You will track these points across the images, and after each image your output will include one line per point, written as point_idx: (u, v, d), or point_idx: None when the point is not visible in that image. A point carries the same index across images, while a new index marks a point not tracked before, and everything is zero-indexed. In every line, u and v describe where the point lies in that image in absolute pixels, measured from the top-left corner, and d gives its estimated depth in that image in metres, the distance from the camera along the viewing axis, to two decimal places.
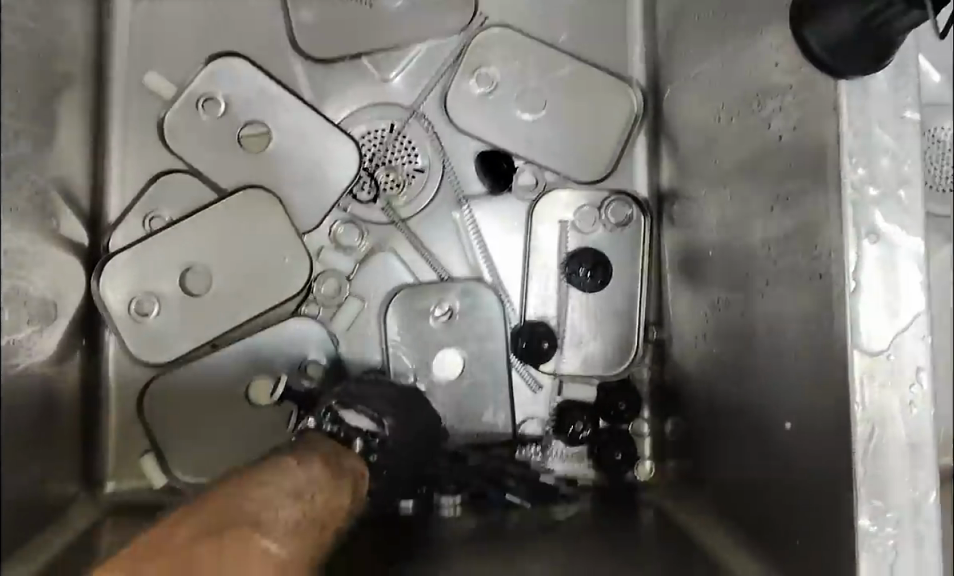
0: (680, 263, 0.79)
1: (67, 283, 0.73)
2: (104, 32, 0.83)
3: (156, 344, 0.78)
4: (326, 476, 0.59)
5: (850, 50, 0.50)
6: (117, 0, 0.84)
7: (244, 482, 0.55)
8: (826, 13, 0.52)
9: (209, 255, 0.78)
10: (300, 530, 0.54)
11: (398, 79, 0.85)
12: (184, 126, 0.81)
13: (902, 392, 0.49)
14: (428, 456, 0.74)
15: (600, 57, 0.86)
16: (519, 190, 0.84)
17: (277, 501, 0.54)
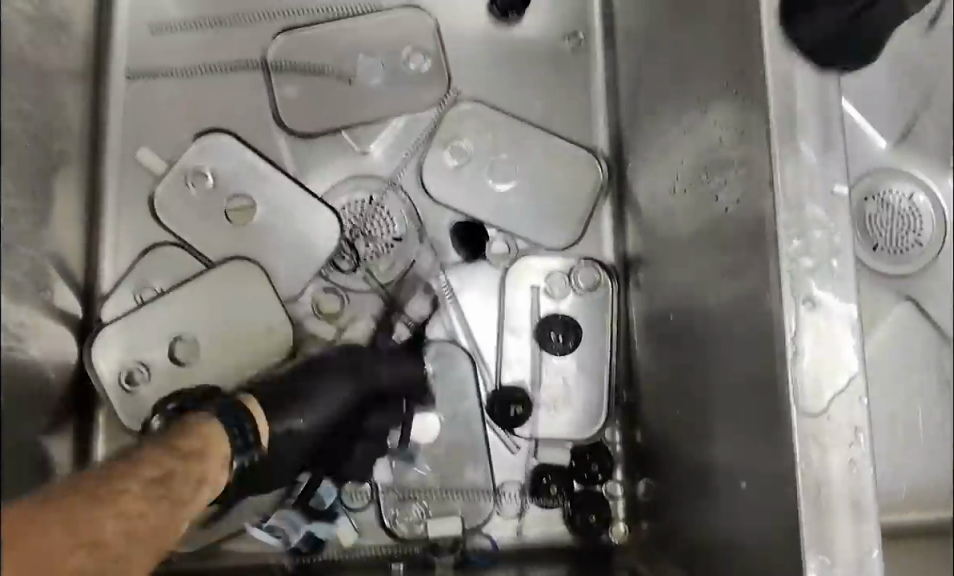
0: (645, 326, 0.82)
1: (56, 353, 0.75)
2: (98, 108, 0.86)
3: (144, 414, 0.80)
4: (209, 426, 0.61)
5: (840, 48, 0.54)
6: (111, 79, 0.87)
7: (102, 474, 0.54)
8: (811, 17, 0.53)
9: (196, 324, 0.81)
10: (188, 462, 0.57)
11: (378, 151, 0.88)
12: (174, 201, 0.84)
13: (843, 452, 0.52)
14: (361, 354, 0.75)
15: (568, 129, 0.90)
16: (493, 258, 0.87)
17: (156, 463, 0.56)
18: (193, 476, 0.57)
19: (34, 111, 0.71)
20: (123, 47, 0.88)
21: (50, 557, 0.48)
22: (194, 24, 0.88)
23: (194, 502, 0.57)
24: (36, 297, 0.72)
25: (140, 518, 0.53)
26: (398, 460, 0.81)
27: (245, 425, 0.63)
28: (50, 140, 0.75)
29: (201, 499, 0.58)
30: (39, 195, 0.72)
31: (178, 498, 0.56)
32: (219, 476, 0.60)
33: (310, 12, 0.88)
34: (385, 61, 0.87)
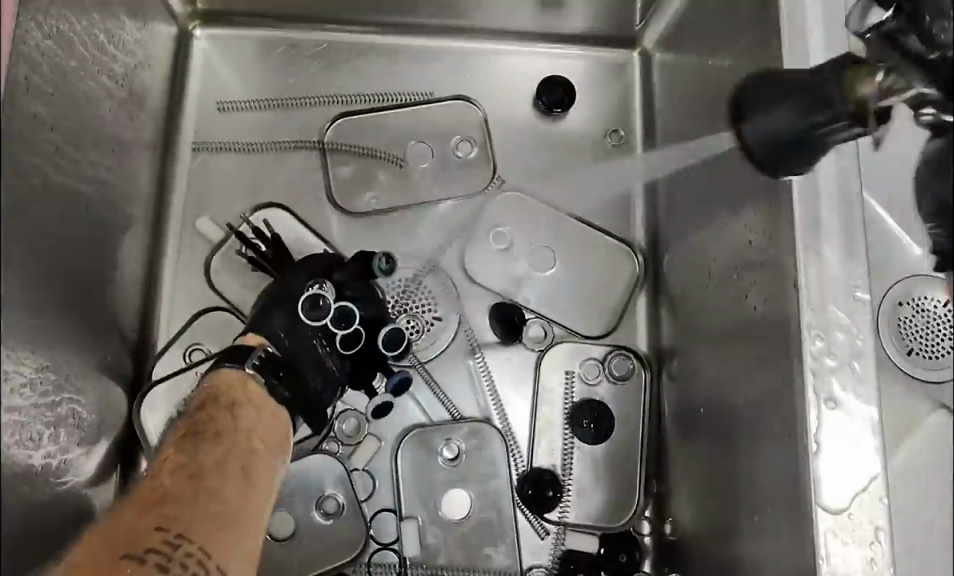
0: (676, 417, 0.83)
1: (109, 409, 0.79)
2: (168, 175, 0.90)
3: None
4: (229, 386, 0.65)
5: (795, 156, 0.50)
6: (179, 149, 0.92)
7: (164, 468, 0.57)
8: (773, 108, 0.49)
9: None
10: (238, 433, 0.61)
11: (423, 233, 0.92)
12: (229, 270, 0.89)
13: (865, 551, 0.52)
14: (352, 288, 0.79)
15: (607, 221, 0.94)
16: (528, 342, 0.89)
17: (208, 439, 0.59)
18: (224, 409, 0.62)
19: (111, 181, 0.77)
20: (193, 118, 0.92)
21: (141, 536, 0.51)
22: (261, 104, 0.93)
23: (245, 425, 0.62)
24: (92, 354, 0.75)
25: (194, 460, 0.57)
26: (428, 536, 0.82)
27: (243, 353, 0.68)
28: (123, 204, 0.80)
29: (250, 417, 0.63)
30: (108, 255, 0.76)
31: (224, 431, 0.60)
32: (253, 394, 0.65)
33: (369, 100, 0.94)
34: (436, 147, 0.93)
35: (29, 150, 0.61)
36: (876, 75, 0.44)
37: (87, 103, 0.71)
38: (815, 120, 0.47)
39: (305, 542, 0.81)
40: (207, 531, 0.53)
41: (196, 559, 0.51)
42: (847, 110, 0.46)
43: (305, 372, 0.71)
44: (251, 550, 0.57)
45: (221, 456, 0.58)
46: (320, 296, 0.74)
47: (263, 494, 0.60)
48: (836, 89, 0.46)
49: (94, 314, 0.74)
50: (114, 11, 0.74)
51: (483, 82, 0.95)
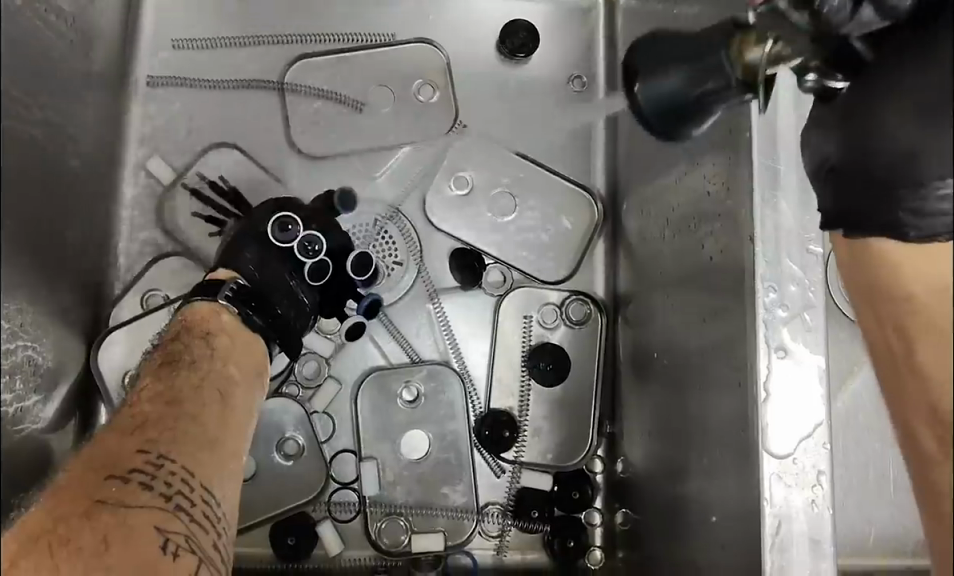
0: (630, 361, 0.86)
1: (65, 354, 0.78)
2: (120, 115, 0.87)
3: None
4: (204, 316, 0.69)
5: (679, 119, 0.45)
6: (132, 88, 0.89)
7: (144, 390, 0.62)
8: (654, 71, 0.44)
9: None
10: (214, 361, 0.66)
11: (383, 177, 0.91)
12: (185, 215, 0.87)
13: (805, 492, 0.55)
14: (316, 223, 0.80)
15: (567, 168, 0.94)
16: (488, 287, 0.90)
17: (183, 365, 0.64)
18: (198, 338, 0.67)
19: (64, 123, 0.74)
20: (147, 55, 0.89)
21: (127, 448, 0.56)
22: (217, 40, 0.90)
23: (219, 354, 0.66)
24: (49, 301, 0.74)
25: (171, 389, 0.61)
26: (388, 476, 0.84)
27: (215, 286, 0.72)
28: (77, 147, 0.77)
29: (224, 345, 0.68)
30: (63, 199, 0.75)
31: (199, 361, 0.65)
32: (226, 322, 0.70)
33: (329, 39, 0.91)
34: (397, 90, 0.91)
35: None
36: (764, 41, 0.41)
37: (37, 44, 0.68)
38: (704, 87, 0.43)
39: (266, 483, 0.82)
40: (187, 452, 0.58)
41: (179, 476, 0.56)
42: (739, 77, 0.43)
43: (273, 300, 0.74)
44: (233, 468, 0.61)
45: (198, 384, 0.63)
46: (289, 220, 0.77)
47: (241, 418, 0.65)
48: (726, 56, 0.43)
49: (50, 259, 0.73)
50: None
51: (446, 25, 0.94)
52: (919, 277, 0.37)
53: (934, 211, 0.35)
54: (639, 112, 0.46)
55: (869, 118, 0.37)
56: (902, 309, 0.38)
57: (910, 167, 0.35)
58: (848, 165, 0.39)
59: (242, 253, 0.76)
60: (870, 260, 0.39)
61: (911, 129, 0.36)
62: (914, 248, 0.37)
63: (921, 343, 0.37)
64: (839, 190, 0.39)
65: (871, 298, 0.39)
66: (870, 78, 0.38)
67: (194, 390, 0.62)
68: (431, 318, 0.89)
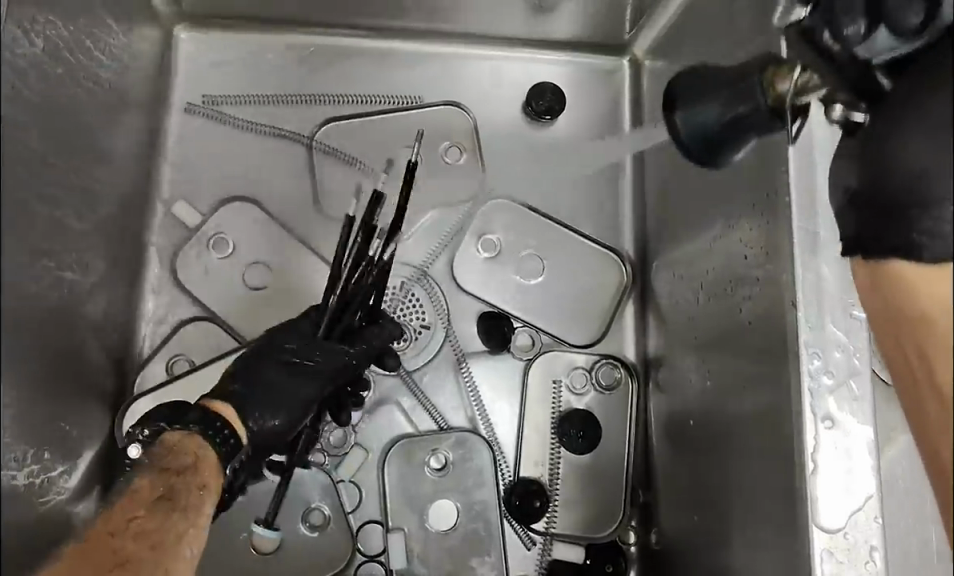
0: (665, 431, 0.83)
1: (89, 420, 0.76)
2: (151, 178, 0.87)
3: None
4: (198, 459, 0.57)
5: (717, 150, 0.47)
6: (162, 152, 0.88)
7: (127, 526, 0.53)
8: (698, 96, 0.47)
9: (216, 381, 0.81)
10: (203, 513, 0.56)
11: (410, 240, 0.90)
12: (207, 277, 0.86)
13: (858, 570, 0.52)
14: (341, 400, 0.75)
15: (594, 230, 0.94)
16: (516, 350, 0.88)
17: (175, 509, 0.55)
18: (193, 481, 0.56)
19: (98, 188, 0.74)
20: (177, 119, 0.89)
21: None
22: (247, 102, 0.90)
23: (208, 508, 0.57)
24: (76, 367, 0.72)
25: (155, 540, 0.53)
26: (414, 547, 0.81)
27: (222, 437, 0.60)
28: (109, 212, 0.77)
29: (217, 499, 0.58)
30: (94, 264, 0.74)
31: (191, 508, 0.55)
32: (216, 475, 0.58)
33: (357, 102, 0.91)
34: (425, 153, 0.91)
35: (13, 160, 0.58)
36: (793, 71, 0.42)
37: (76, 112, 0.69)
38: (738, 112, 0.45)
39: (288, 558, 0.79)
40: None
41: None
42: (772, 100, 0.44)
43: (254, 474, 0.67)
44: None
45: (182, 533, 0.54)
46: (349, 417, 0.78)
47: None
48: (760, 81, 0.44)
49: (77, 324, 0.72)
50: (100, 17, 0.73)
51: (472, 88, 0.94)
52: (932, 299, 0.34)
53: (947, 233, 0.34)
54: (679, 140, 0.48)
55: (884, 150, 0.35)
56: (921, 331, 0.35)
57: (927, 186, 0.34)
58: (869, 191, 0.36)
59: (276, 407, 0.65)
60: (882, 282, 0.36)
61: (926, 146, 0.34)
62: (928, 267, 0.34)
63: (940, 363, 0.35)
64: (860, 216, 0.37)
65: (890, 323, 0.36)
66: (886, 108, 0.36)
67: (178, 546, 0.54)
68: (459, 381, 0.87)
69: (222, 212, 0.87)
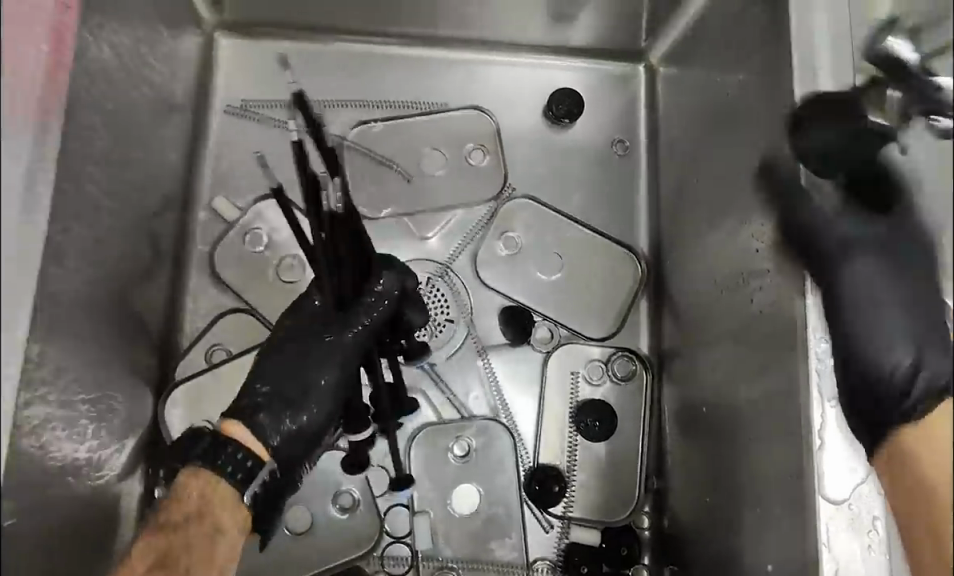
0: (678, 417, 0.88)
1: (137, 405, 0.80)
2: (193, 174, 0.91)
3: None
4: (195, 512, 0.61)
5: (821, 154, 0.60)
6: (203, 151, 0.92)
7: None
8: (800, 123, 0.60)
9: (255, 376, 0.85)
10: (209, 561, 0.61)
11: (435, 237, 0.94)
12: (241, 269, 0.90)
13: (861, 539, 0.56)
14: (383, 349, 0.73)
15: (611, 229, 0.98)
16: (536, 343, 0.93)
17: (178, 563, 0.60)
18: (191, 533, 0.61)
19: (149, 185, 0.79)
20: (216, 119, 0.93)
21: None
22: (282, 104, 0.94)
23: (213, 554, 0.61)
24: (127, 354, 0.76)
25: None
26: (438, 529, 0.85)
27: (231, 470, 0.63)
28: (159, 207, 0.82)
29: (226, 541, 0.62)
30: (144, 257, 0.79)
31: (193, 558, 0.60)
32: (223, 516, 0.62)
33: (387, 105, 0.96)
34: (450, 155, 0.96)
35: (80, 158, 0.63)
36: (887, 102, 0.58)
37: (134, 114, 0.74)
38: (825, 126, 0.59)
39: (320, 537, 0.83)
40: None
41: None
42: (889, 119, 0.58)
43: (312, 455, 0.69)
44: None
45: None
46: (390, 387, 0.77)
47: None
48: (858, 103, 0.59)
49: (129, 314, 0.76)
50: (155, 25, 0.77)
51: (493, 92, 0.99)
52: None
53: None
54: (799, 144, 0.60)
55: None
56: None
57: None
58: None
59: (302, 400, 0.67)
60: None
61: None
62: None
63: None
64: None
65: None
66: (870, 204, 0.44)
67: None
68: (482, 372, 0.91)
69: (255, 208, 0.91)
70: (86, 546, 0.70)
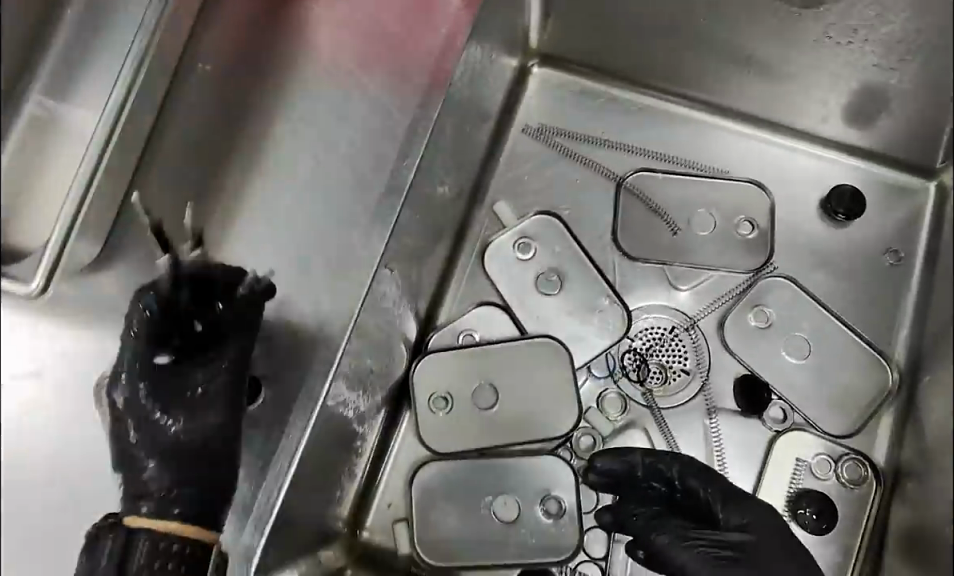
0: (903, 540, 0.84)
1: (397, 361, 0.87)
2: (485, 177, 0.99)
3: (436, 433, 0.89)
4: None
5: None
6: (498, 159, 1.00)
7: None
8: None
9: (497, 374, 0.89)
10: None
11: (688, 292, 0.96)
12: (505, 269, 0.95)
13: None
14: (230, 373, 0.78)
15: (868, 329, 0.95)
16: (766, 421, 0.91)
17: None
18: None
19: (453, 173, 0.86)
20: (514, 135, 1.01)
21: None
22: (571, 134, 1.01)
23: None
24: (401, 312, 0.84)
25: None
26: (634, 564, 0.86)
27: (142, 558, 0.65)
28: (454, 194, 0.89)
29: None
30: (429, 236, 0.86)
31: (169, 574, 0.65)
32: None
33: (669, 159, 1.00)
34: (718, 220, 0.97)
35: None
36: None
37: (460, 106, 0.82)
38: None
39: (523, 532, 0.85)
40: None
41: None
42: None
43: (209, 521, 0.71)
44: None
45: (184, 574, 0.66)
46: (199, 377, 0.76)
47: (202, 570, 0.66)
48: None
49: (408, 283, 0.83)
50: (492, 39, 0.86)
51: (774, 171, 0.99)
52: None
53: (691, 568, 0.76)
54: None
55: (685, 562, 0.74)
56: None
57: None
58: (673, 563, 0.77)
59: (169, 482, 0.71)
60: None
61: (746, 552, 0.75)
62: None
63: None
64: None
65: None
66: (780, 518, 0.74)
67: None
68: (708, 428, 0.91)
69: (532, 219, 0.97)
70: (330, 462, 0.77)
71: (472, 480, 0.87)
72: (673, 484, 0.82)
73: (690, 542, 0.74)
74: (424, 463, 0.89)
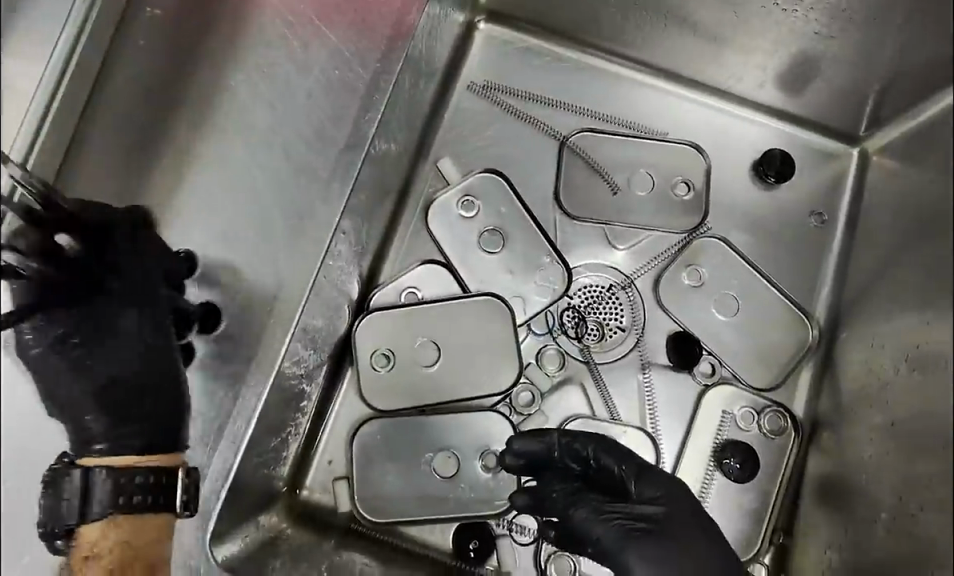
0: (818, 486, 0.91)
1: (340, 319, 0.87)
2: (429, 133, 0.99)
3: (378, 389, 0.90)
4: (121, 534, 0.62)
5: None
6: (442, 115, 1.00)
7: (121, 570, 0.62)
8: None
9: (439, 330, 0.90)
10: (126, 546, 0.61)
11: (626, 251, 0.99)
12: (448, 226, 0.96)
13: None
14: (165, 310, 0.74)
15: (793, 288, 1.00)
16: (696, 375, 0.96)
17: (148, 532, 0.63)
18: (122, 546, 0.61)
19: (399, 130, 0.86)
20: (458, 90, 1.01)
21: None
22: (514, 92, 1.01)
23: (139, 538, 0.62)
24: (348, 270, 0.84)
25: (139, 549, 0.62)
26: None
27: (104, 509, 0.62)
28: (399, 150, 0.89)
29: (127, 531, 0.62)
30: (375, 194, 0.85)
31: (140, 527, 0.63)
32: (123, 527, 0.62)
33: (610, 120, 1.01)
34: (657, 181, 1.00)
35: None
36: None
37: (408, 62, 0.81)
38: None
39: (463, 487, 0.88)
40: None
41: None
42: None
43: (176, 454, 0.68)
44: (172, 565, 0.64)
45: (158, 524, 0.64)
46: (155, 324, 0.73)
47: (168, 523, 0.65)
48: None
49: (353, 241, 0.83)
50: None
51: (711, 134, 1.02)
52: None
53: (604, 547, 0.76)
54: None
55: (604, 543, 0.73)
56: None
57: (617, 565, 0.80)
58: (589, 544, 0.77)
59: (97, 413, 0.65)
60: None
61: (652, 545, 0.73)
62: None
63: None
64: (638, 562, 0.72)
65: None
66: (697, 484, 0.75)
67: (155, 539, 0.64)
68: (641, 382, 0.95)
69: (475, 176, 0.97)
70: (276, 421, 0.78)
71: (412, 437, 0.89)
72: (589, 463, 0.80)
73: (606, 516, 0.73)
74: (366, 421, 0.90)
